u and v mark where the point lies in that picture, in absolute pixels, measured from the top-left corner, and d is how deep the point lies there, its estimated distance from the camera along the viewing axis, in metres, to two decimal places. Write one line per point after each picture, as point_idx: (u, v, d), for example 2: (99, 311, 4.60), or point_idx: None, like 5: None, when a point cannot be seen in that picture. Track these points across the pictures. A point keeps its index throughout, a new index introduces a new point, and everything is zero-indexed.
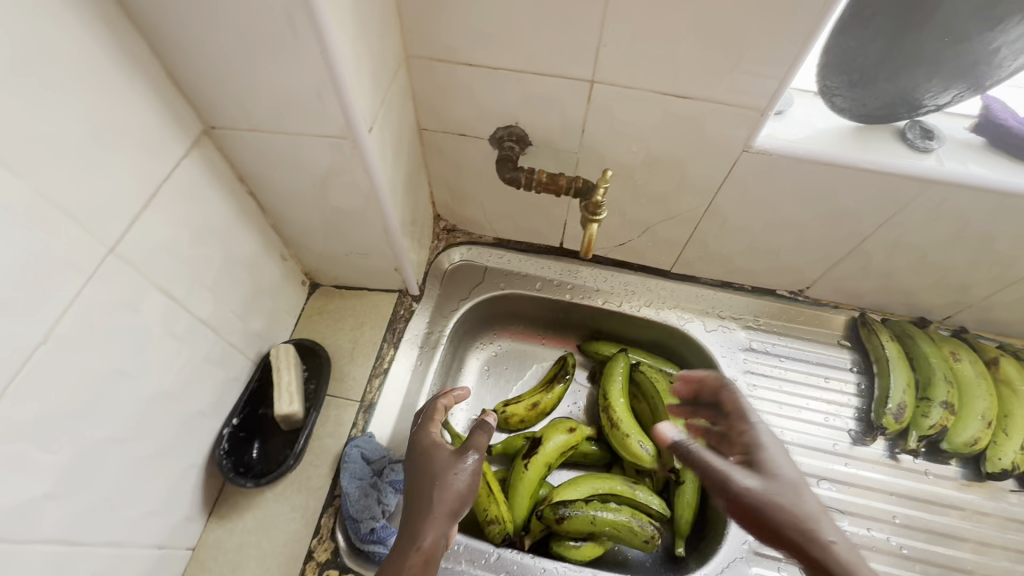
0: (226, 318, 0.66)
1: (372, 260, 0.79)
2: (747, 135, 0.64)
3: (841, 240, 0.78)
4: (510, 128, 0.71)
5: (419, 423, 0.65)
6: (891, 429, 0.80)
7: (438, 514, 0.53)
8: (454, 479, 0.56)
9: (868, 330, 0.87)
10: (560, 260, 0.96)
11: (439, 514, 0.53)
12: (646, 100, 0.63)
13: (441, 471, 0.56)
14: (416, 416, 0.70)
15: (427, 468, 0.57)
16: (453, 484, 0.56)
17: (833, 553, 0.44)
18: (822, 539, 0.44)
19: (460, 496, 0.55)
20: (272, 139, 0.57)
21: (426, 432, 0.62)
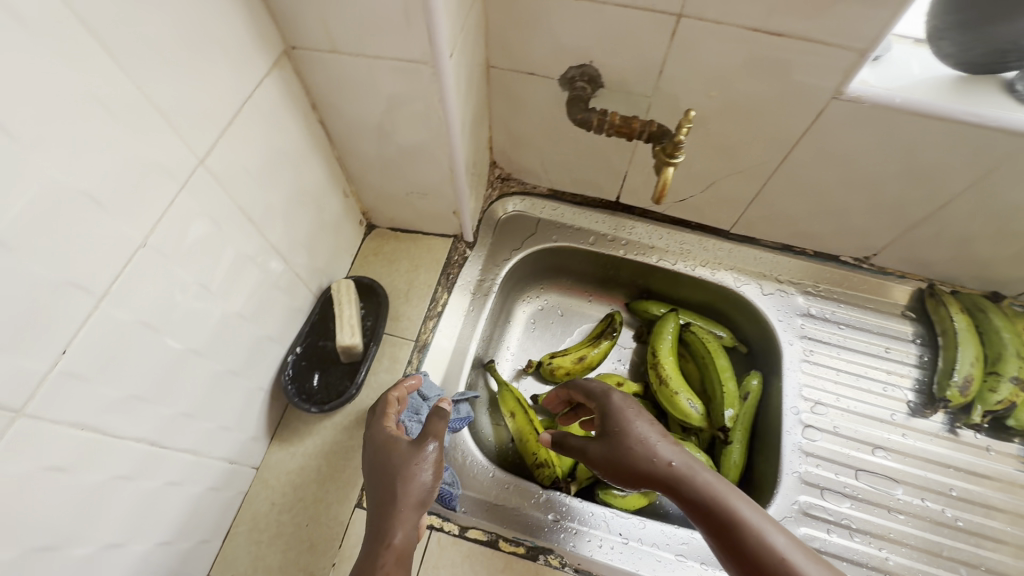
0: (292, 247, 0.66)
1: (431, 202, 0.78)
2: (842, 79, 0.60)
3: (923, 203, 0.74)
4: (583, 67, 0.69)
5: (373, 415, 0.63)
6: (954, 402, 0.77)
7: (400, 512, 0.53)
8: (416, 471, 0.55)
9: (936, 301, 0.84)
10: (614, 215, 0.94)
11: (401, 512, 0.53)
12: (735, 38, 0.60)
13: (400, 470, 0.56)
14: (370, 408, 0.68)
15: (384, 465, 0.57)
16: (416, 478, 0.55)
17: (676, 476, 0.54)
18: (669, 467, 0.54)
19: (426, 490, 0.55)
20: (349, 63, 0.56)
21: (381, 425, 0.61)
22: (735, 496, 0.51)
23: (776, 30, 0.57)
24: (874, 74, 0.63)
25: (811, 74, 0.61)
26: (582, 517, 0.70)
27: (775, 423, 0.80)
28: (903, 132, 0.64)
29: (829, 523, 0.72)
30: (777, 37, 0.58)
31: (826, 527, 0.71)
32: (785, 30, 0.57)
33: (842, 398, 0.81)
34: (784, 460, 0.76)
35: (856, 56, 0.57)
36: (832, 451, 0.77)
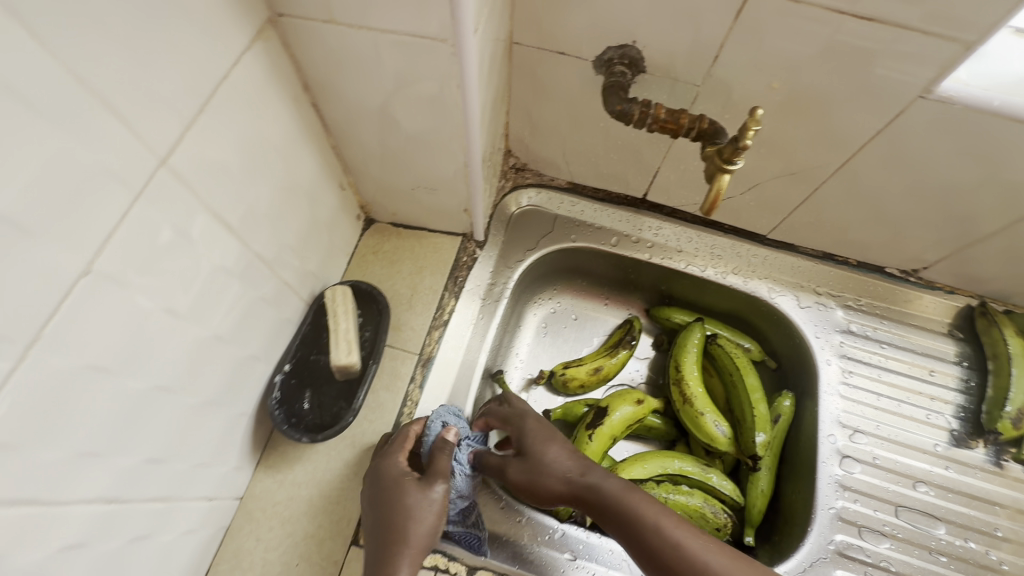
0: (281, 252, 0.57)
1: (439, 198, 0.69)
2: (933, 76, 0.51)
3: (993, 218, 0.66)
4: (624, 49, 0.59)
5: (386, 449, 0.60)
6: (1006, 435, 0.71)
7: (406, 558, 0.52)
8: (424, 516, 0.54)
9: (987, 320, 0.77)
10: (638, 214, 0.85)
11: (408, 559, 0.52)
12: (813, 21, 0.50)
13: (412, 513, 0.54)
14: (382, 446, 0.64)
15: (396, 506, 0.54)
16: (423, 524, 0.54)
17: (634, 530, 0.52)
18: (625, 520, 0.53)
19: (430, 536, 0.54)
20: (350, 37, 0.45)
21: (392, 461, 0.58)
22: (637, 496, 0.53)
23: (867, 13, 0.48)
24: (970, 69, 0.53)
25: (897, 68, 0.51)
26: (600, 555, 0.64)
27: (809, 451, 0.74)
28: (992, 140, 0.55)
29: (866, 565, 0.66)
30: (867, 23, 0.48)
31: (862, 569, 0.66)
32: (878, 14, 0.48)
33: (881, 426, 0.75)
34: (820, 493, 0.70)
35: (960, 50, 0.48)
36: (870, 484, 0.71)
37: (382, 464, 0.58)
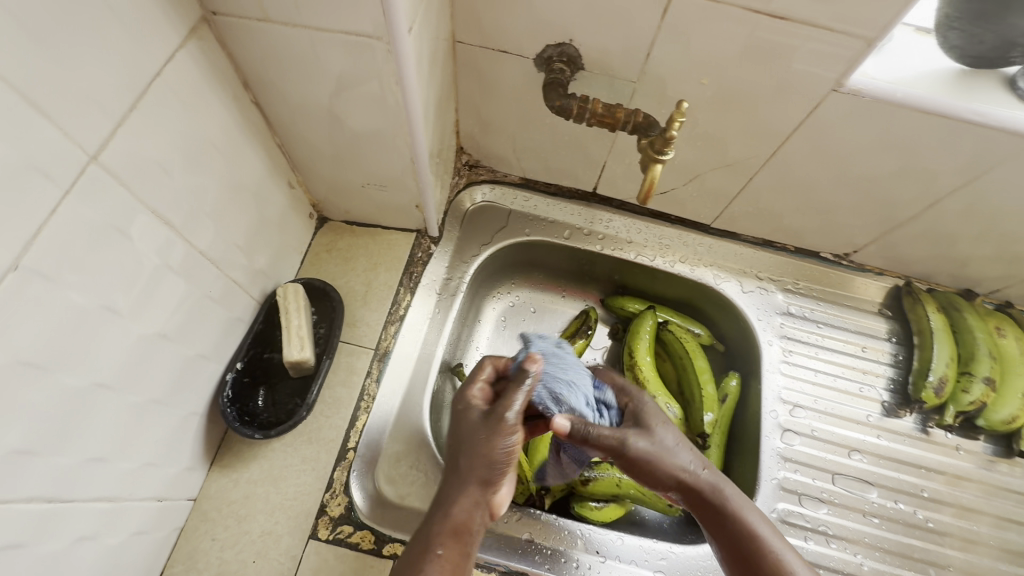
0: (228, 250, 0.57)
1: (390, 195, 0.70)
2: (842, 71, 0.55)
3: (909, 201, 0.71)
4: (562, 47, 0.61)
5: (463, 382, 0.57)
6: (929, 404, 0.77)
7: (473, 492, 0.47)
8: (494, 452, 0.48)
9: (912, 299, 0.83)
10: (589, 207, 0.88)
11: (471, 492, 0.47)
12: (730, 21, 0.54)
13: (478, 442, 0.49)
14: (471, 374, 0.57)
15: (464, 437, 0.50)
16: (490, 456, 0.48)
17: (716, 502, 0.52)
18: (714, 493, 0.53)
19: (499, 472, 0.48)
20: (287, 35, 0.46)
21: (466, 392, 0.54)
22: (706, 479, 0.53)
23: (779, 12, 0.51)
24: (875, 65, 0.58)
25: (809, 63, 0.55)
26: (558, 534, 0.68)
27: (753, 428, 0.78)
28: (899, 128, 0.60)
29: (806, 530, 0.71)
30: (779, 21, 0.52)
31: (803, 535, 0.70)
32: (788, 13, 0.51)
33: (819, 401, 0.79)
34: (764, 465, 0.74)
35: (863, 45, 0.52)
36: (810, 455, 0.76)
37: (461, 403, 0.53)
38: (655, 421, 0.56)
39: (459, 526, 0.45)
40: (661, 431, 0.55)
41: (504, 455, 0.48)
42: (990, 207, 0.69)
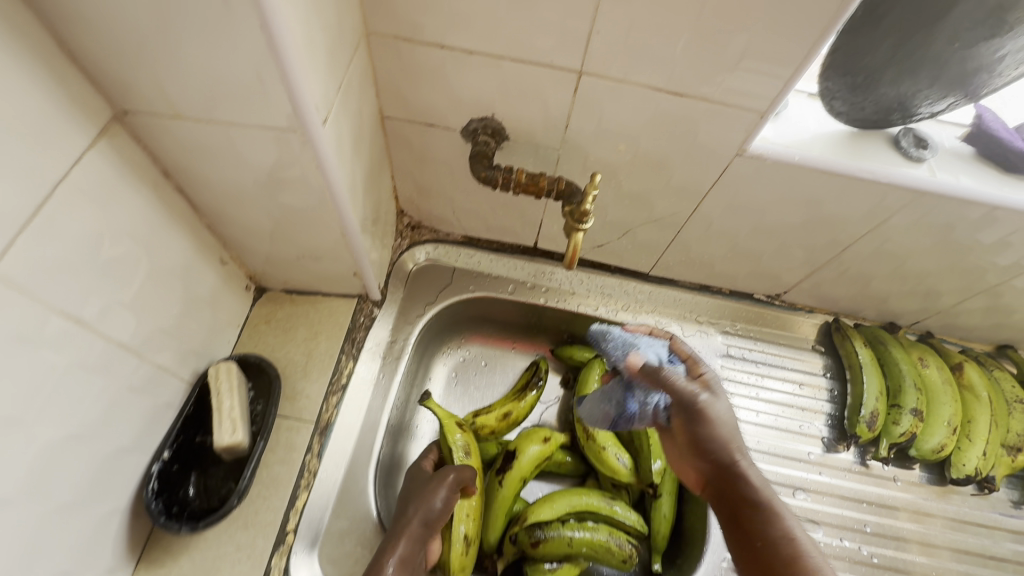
0: (153, 336, 0.56)
1: (327, 265, 0.70)
2: (743, 139, 0.60)
3: (825, 247, 0.75)
4: (485, 120, 0.64)
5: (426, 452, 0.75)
6: (864, 437, 0.79)
7: (407, 542, 0.59)
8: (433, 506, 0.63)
9: (841, 335, 0.87)
10: (532, 261, 0.90)
11: (406, 544, 0.59)
12: (636, 96, 0.57)
13: (416, 520, 0.61)
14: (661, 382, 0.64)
15: (414, 501, 0.63)
16: (427, 506, 0.62)
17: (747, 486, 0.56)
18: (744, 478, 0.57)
19: (430, 525, 0.61)
20: (201, 128, 0.47)
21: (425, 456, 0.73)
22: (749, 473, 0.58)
23: (678, 89, 0.55)
24: (774, 130, 0.63)
25: (712, 133, 0.60)
26: None
27: None
28: (803, 185, 0.64)
29: None
30: (680, 96, 0.56)
31: None
32: (686, 90, 0.55)
33: (763, 441, 0.82)
34: (712, 515, 0.75)
35: (756, 117, 0.57)
36: None
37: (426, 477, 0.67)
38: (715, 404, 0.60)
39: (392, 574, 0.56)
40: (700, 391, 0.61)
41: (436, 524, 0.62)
42: (895, 250, 0.74)
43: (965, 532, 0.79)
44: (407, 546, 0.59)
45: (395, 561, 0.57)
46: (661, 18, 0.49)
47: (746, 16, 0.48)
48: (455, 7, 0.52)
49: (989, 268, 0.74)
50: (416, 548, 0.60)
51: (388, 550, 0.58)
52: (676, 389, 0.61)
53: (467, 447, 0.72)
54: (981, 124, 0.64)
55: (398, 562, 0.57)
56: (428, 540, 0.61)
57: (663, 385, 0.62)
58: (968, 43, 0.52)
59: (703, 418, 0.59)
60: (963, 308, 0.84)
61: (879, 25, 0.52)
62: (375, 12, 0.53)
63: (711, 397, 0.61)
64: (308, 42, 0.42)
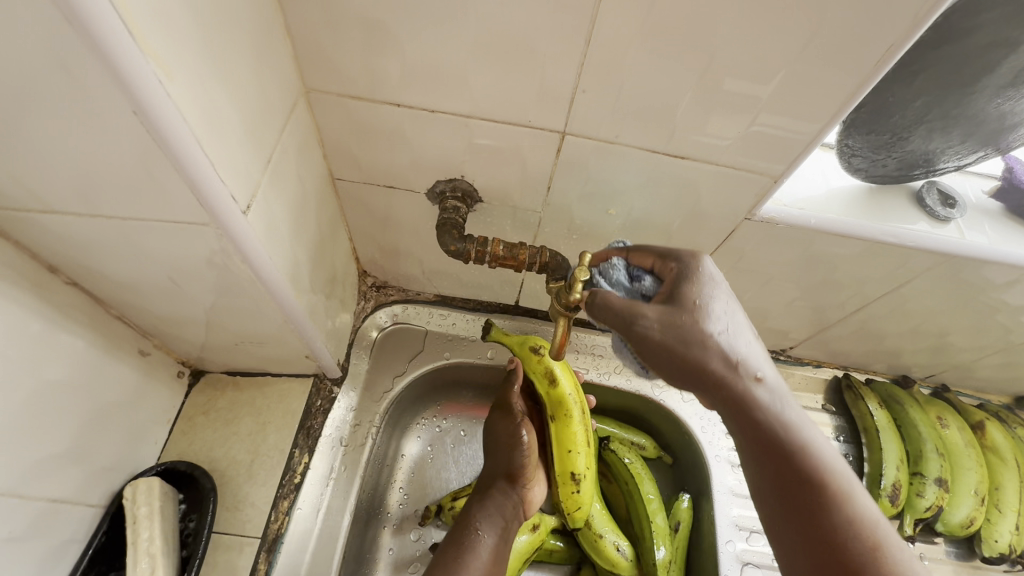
0: (37, 466, 0.46)
1: (273, 349, 0.60)
2: (752, 202, 0.52)
3: (838, 307, 0.68)
4: (454, 182, 0.55)
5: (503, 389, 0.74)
6: (887, 513, 0.71)
7: (503, 486, 0.65)
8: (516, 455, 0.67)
9: (853, 394, 0.79)
10: (514, 320, 0.79)
11: (502, 487, 0.65)
12: (628, 158, 0.50)
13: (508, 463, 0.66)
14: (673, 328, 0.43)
15: (501, 448, 0.67)
16: (514, 452, 0.66)
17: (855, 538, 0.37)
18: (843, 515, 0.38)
19: (520, 467, 0.65)
20: (85, 223, 0.38)
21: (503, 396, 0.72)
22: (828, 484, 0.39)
23: (678, 151, 0.48)
24: (786, 189, 0.55)
25: (718, 196, 0.52)
26: None
27: (709, 561, 0.71)
28: (817, 248, 0.57)
29: None
30: (679, 159, 0.49)
31: None
32: (688, 151, 0.48)
33: None
34: None
35: (769, 181, 0.50)
36: None
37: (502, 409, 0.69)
38: (744, 358, 0.40)
39: (495, 513, 0.62)
40: (711, 317, 0.40)
41: (520, 466, 0.66)
42: (913, 310, 0.67)
43: None
44: (499, 492, 0.64)
45: (498, 510, 0.62)
46: (655, 76, 0.42)
47: (758, 74, 0.41)
48: (412, 61, 0.43)
49: (1012, 326, 0.68)
50: (513, 500, 0.64)
51: (489, 492, 0.64)
52: (691, 362, 0.39)
53: (546, 371, 0.65)
54: (1012, 178, 0.57)
55: (498, 505, 0.63)
56: (520, 484, 0.65)
57: (692, 353, 0.39)
58: (1010, 98, 0.45)
59: (752, 423, 0.40)
60: (982, 362, 0.78)
61: (911, 81, 0.45)
62: (316, 67, 0.45)
63: (717, 307, 0.40)
64: (211, 121, 0.33)
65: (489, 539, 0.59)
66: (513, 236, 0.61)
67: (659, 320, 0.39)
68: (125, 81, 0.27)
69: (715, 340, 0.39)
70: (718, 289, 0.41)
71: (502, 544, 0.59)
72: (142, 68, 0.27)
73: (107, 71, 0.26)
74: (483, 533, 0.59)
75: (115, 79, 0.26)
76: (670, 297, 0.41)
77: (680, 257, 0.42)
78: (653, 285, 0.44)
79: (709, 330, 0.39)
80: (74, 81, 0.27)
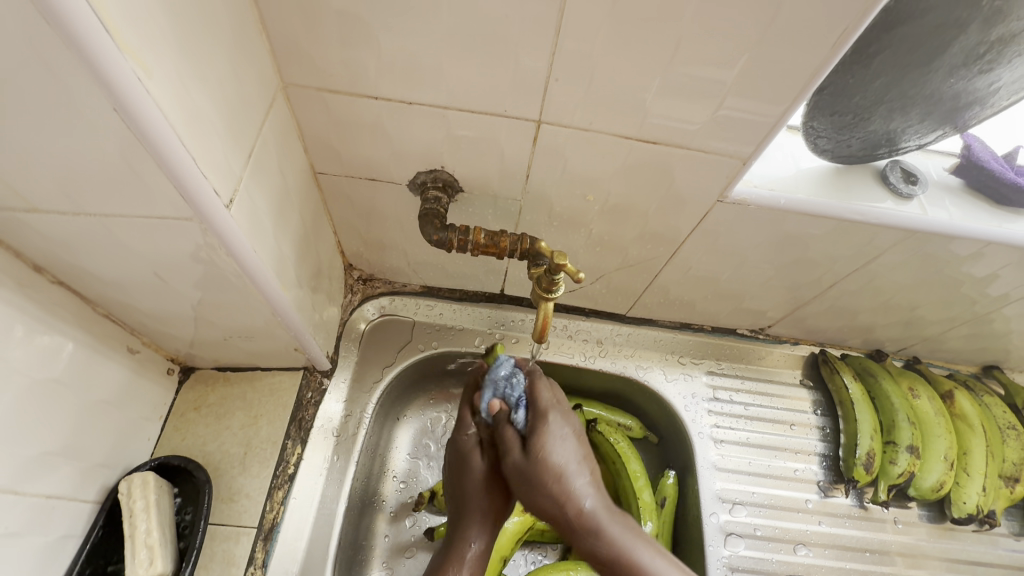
0: (33, 462, 0.47)
1: (262, 342, 0.61)
2: (724, 184, 0.54)
3: (812, 285, 0.70)
4: (434, 172, 0.56)
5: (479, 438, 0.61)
6: (862, 481, 0.74)
7: (477, 532, 0.58)
8: (485, 492, 0.59)
9: (830, 368, 0.82)
10: (499, 307, 0.80)
11: (477, 532, 0.58)
12: (602, 144, 0.51)
13: (485, 502, 0.59)
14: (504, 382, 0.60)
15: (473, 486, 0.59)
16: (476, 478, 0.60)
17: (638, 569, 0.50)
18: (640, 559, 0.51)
19: (490, 506, 0.59)
20: (70, 221, 0.39)
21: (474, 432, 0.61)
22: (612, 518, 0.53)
23: (651, 136, 0.49)
24: (756, 171, 0.57)
25: (690, 178, 0.54)
26: None
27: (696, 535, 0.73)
28: (789, 228, 0.59)
29: None
30: (653, 144, 0.50)
31: None
32: (659, 137, 0.50)
33: (758, 492, 0.76)
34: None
35: (739, 163, 0.51)
36: (756, 559, 0.71)
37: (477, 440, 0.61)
38: (570, 482, 0.53)
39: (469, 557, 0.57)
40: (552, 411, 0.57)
41: (497, 501, 0.59)
42: (882, 285, 0.70)
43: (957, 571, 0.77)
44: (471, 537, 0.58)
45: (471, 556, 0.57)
46: (625, 63, 0.43)
47: (724, 59, 0.42)
48: (387, 53, 0.44)
49: (976, 297, 0.71)
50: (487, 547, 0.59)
51: (461, 539, 0.58)
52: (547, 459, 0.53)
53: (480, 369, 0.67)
54: (970, 155, 0.60)
55: (474, 548, 0.58)
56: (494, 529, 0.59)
57: (539, 488, 0.53)
58: (963, 77, 0.47)
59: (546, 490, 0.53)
60: (950, 334, 0.81)
61: (870, 63, 0.47)
62: (291, 61, 0.45)
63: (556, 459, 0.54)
64: (191, 116, 0.34)
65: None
66: (495, 225, 0.62)
67: (519, 459, 0.54)
68: (103, 78, 0.28)
69: (574, 492, 0.53)
70: (560, 439, 0.55)
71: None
72: (119, 65, 0.28)
73: (86, 67, 0.27)
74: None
75: (94, 77, 0.27)
76: (528, 447, 0.55)
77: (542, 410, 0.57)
78: (523, 419, 0.57)
79: (559, 471, 0.53)
80: (54, 79, 0.28)
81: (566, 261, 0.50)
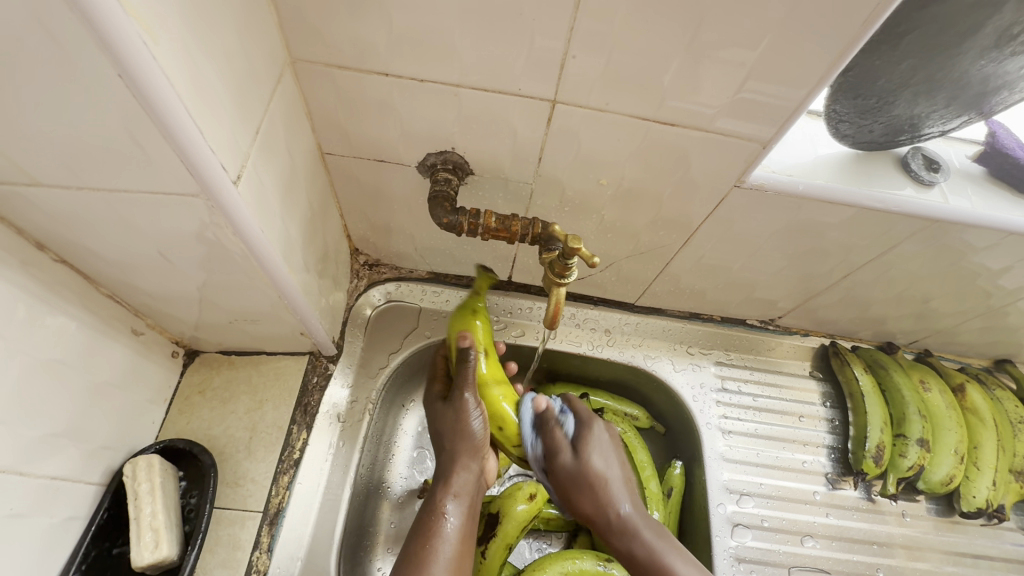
0: (34, 445, 0.46)
1: (267, 326, 0.60)
2: (742, 169, 0.53)
3: (826, 275, 0.69)
4: (444, 154, 0.55)
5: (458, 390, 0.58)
6: (870, 474, 0.74)
7: (466, 461, 0.57)
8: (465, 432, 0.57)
9: (840, 360, 0.81)
10: (505, 295, 0.78)
11: (465, 462, 0.57)
12: (618, 127, 0.50)
13: (468, 442, 0.57)
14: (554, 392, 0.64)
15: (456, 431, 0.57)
16: (465, 432, 0.57)
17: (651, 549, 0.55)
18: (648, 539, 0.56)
19: (480, 441, 0.57)
20: (72, 196, 0.38)
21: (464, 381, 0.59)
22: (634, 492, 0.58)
23: (669, 118, 0.48)
24: (774, 157, 0.56)
25: (708, 163, 0.52)
26: None
27: (703, 526, 0.72)
28: (805, 215, 0.58)
29: None
30: (670, 126, 0.49)
31: None
32: (676, 119, 0.48)
33: (765, 484, 0.75)
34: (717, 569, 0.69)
35: (758, 147, 0.50)
36: (763, 550, 0.71)
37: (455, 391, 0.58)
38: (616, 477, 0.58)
39: (461, 493, 0.56)
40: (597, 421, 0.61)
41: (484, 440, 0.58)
42: (898, 276, 0.68)
43: (961, 565, 0.76)
44: (464, 470, 0.57)
45: (464, 490, 0.56)
46: (645, 41, 0.42)
47: (748, 38, 0.41)
48: (398, 27, 0.43)
49: (993, 289, 0.70)
50: (477, 470, 0.58)
51: (452, 470, 0.57)
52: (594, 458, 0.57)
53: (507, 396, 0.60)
54: (994, 143, 0.58)
55: (463, 483, 0.56)
56: (482, 455, 0.58)
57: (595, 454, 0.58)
58: (994, 60, 0.46)
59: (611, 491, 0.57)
60: (963, 327, 0.80)
61: (899, 44, 0.46)
62: (298, 35, 0.44)
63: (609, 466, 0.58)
64: (198, 87, 0.33)
65: (456, 521, 0.54)
66: (505, 209, 0.61)
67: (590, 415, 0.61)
68: (106, 42, 0.26)
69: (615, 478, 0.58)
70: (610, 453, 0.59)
71: (469, 521, 0.55)
72: (124, 30, 0.26)
73: (88, 33, 0.26)
74: (449, 517, 0.54)
75: (96, 40, 0.26)
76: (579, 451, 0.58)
77: (587, 421, 0.60)
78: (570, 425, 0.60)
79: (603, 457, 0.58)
80: (55, 43, 0.27)
81: (579, 246, 0.49)
